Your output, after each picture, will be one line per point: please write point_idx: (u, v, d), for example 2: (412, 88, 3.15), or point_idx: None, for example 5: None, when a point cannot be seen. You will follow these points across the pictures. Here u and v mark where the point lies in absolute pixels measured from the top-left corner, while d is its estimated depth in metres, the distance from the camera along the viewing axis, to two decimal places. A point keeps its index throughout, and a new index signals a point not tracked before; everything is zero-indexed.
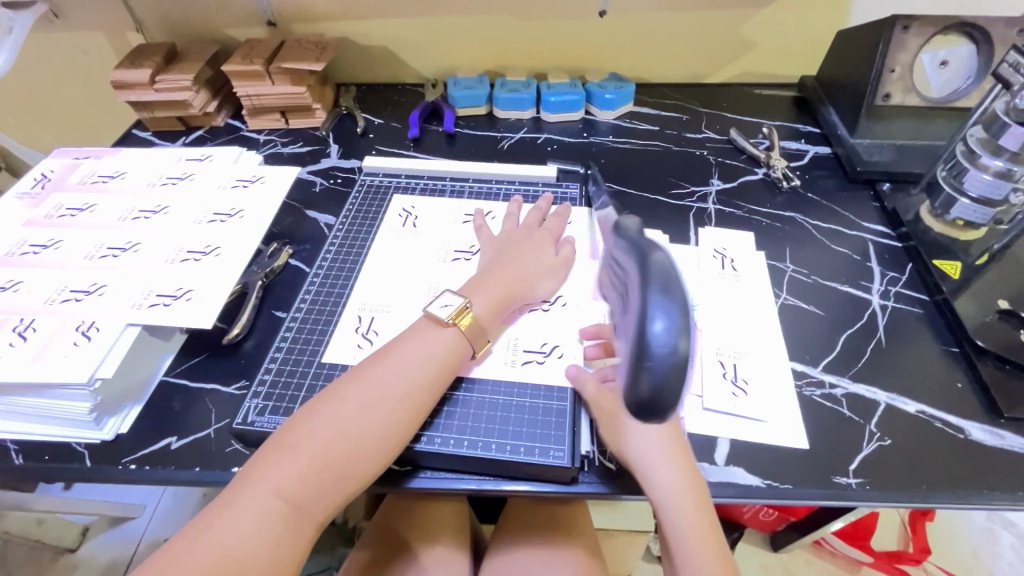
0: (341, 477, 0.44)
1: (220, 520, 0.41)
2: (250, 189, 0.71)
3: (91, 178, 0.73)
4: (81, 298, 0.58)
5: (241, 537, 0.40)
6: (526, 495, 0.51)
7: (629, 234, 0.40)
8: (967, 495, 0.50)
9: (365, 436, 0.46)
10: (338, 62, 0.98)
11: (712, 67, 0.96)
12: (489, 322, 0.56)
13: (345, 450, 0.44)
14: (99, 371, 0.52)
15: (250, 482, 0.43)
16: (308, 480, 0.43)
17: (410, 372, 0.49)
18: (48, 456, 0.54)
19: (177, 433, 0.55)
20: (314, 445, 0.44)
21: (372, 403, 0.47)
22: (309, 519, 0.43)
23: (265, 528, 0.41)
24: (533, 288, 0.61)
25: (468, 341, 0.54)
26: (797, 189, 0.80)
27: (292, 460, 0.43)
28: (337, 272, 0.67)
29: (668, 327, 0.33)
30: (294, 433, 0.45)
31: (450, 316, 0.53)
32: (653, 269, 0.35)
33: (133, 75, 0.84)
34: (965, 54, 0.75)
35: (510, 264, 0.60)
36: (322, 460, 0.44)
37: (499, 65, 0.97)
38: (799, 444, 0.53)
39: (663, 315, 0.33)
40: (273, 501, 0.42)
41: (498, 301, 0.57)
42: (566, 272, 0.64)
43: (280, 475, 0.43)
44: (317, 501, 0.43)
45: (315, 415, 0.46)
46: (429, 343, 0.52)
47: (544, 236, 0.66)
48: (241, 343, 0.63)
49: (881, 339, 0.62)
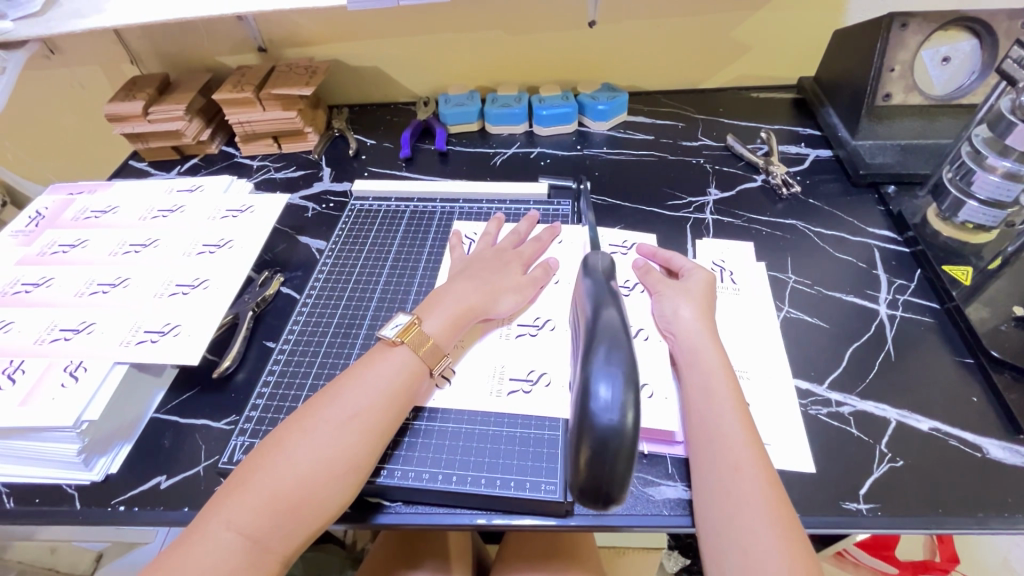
0: (301, 505, 0.44)
1: (179, 557, 0.41)
2: (240, 218, 0.71)
3: (84, 214, 0.74)
4: (70, 337, 0.58)
5: (198, 570, 0.40)
6: (524, 528, 0.50)
7: (596, 281, 0.50)
8: (986, 519, 0.47)
9: (320, 463, 0.45)
10: (330, 85, 0.98)
11: (707, 73, 0.94)
12: (446, 341, 0.55)
13: (304, 478, 0.44)
14: (86, 412, 0.52)
15: (209, 518, 0.43)
16: (263, 514, 0.42)
17: (359, 398, 0.49)
18: (38, 499, 0.53)
19: (167, 472, 0.54)
20: (270, 478, 0.44)
21: (322, 435, 0.46)
22: (268, 555, 0.42)
23: (223, 564, 0.41)
24: (493, 305, 0.59)
25: (422, 360, 0.53)
26: (798, 195, 0.77)
27: (247, 493, 0.43)
28: (326, 300, 0.66)
29: (613, 395, 0.40)
30: (252, 466, 0.45)
31: (397, 335, 0.53)
32: (604, 333, 0.44)
33: (126, 108, 0.84)
34: (967, 49, 0.72)
35: (470, 281, 0.60)
36: (276, 493, 0.43)
37: (489, 81, 0.96)
38: (805, 467, 0.51)
39: (608, 384, 0.41)
40: (231, 537, 0.42)
41: (454, 319, 0.56)
42: (534, 291, 0.63)
43: (236, 510, 0.43)
44: (276, 536, 0.42)
45: (273, 450, 0.46)
46: (383, 366, 0.51)
47: (513, 257, 0.65)
48: (232, 376, 0.62)
49: (889, 351, 0.59)
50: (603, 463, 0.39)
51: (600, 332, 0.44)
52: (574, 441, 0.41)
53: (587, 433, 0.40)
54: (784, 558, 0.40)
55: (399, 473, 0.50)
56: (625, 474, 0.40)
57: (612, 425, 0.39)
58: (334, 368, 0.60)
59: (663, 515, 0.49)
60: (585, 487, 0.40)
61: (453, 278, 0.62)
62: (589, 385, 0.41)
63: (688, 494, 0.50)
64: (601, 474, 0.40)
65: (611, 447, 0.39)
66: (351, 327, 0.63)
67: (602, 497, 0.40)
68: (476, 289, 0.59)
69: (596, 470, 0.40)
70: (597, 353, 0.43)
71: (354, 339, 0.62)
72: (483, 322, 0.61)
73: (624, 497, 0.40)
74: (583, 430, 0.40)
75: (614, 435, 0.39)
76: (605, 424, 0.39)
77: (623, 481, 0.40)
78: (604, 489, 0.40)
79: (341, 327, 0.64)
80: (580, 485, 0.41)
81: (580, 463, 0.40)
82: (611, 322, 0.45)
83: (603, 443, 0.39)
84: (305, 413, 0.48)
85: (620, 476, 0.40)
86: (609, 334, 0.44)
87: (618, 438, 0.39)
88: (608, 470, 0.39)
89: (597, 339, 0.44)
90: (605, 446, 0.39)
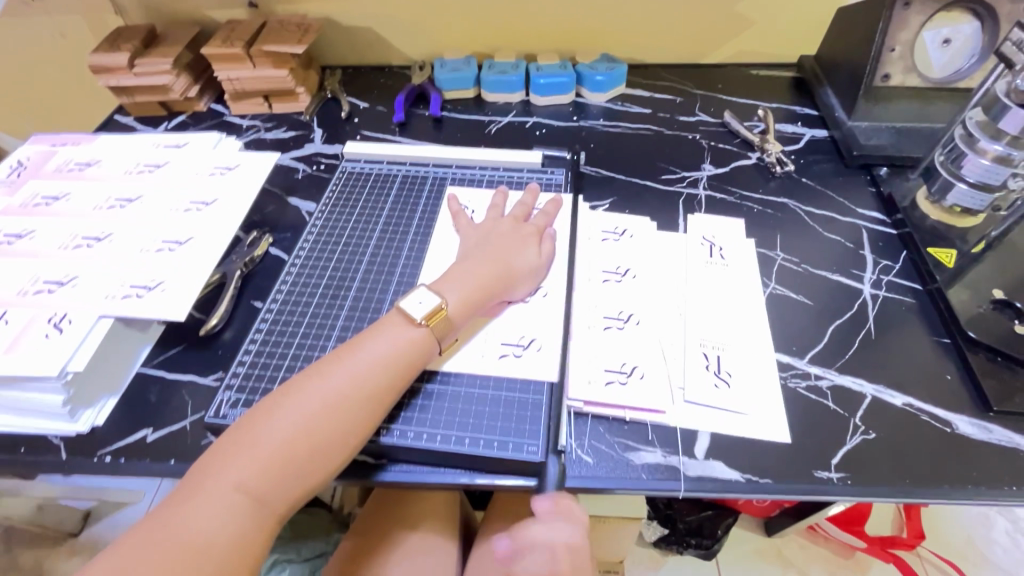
0: (300, 469, 0.45)
1: (179, 510, 0.42)
2: (228, 176, 0.70)
3: (68, 166, 0.72)
4: (54, 289, 0.58)
5: (200, 528, 0.41)
6: (506, 488, 0.51)
7: None
8: (950, 490, 0.49)
9: (323, 430, 0.46)
10: (323, 44, 0.95)
11: (708, 47, 0.92)
12: (461, 321, 0.55)
13: (305, 444, 0.45)
14: (71, 363, 0.52)
15: (208, 475, 0.43)
16: (268, 476, 0.44)
17: (362, 367, 0.49)
18: (24, 448, 0.53)
19: (153, 425, 0.55)
20: (271, 439, 0.45)
21: (325, 400, 0.47)
22: (268, 514, 0.44)
23: (224, 522, 0.42)
24: (511, 288, 0.59)
25: (436, 341, 0.53)
26: (792, 174, 0.78)
27: (252, 454, 0.44)
28: (315, 262, 0.66)
29: None
30: (256, 425, 0.46)
31: (424, 317, 0.53)
32: None
33: (111, 59, 0.82)
34: (968, 32, 0.71)
35: (491, 261, 0.59)
36: (280, 455, 0.44)
37: (487, 47, 0.94)
38: (781, 437, 0.52)
39: None
40: (237, 496, 0.43)
41: (472, 300, 0.56)
42: (546, 271, 0.63)
43: (238, 469, 0.43)
44: (277, 496, 0.44)
45: (277, 410, 0.46)
46: (393, 336, 0.51)
47: (530, 232, 0.64)
48: (220, 334, 0.62)
49: (870, 329, 0.61)
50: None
51: None
52: None
53: None
54: None
55: (385, 431, 0.51)
56: None
57: None
58: (320, 330, 0.60)
59: (640, 479, 0.50)
60: None
61: (473, 251, 0.61)
62: None
63: (667, 459, 0.51)
64: None
65: None
66: (339, 289, 0.63)
67: None
68: (487, 266, 0.59)
69: None
70: None
71: (341, 303, 0.62)
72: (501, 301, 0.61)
73: None
74: None
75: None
76: None
77: None
78: None
79: (329, 290, 0.63)
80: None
81: None
82: None
83: None
84: (310, 376, 0.48)
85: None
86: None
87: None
88: None
89: None
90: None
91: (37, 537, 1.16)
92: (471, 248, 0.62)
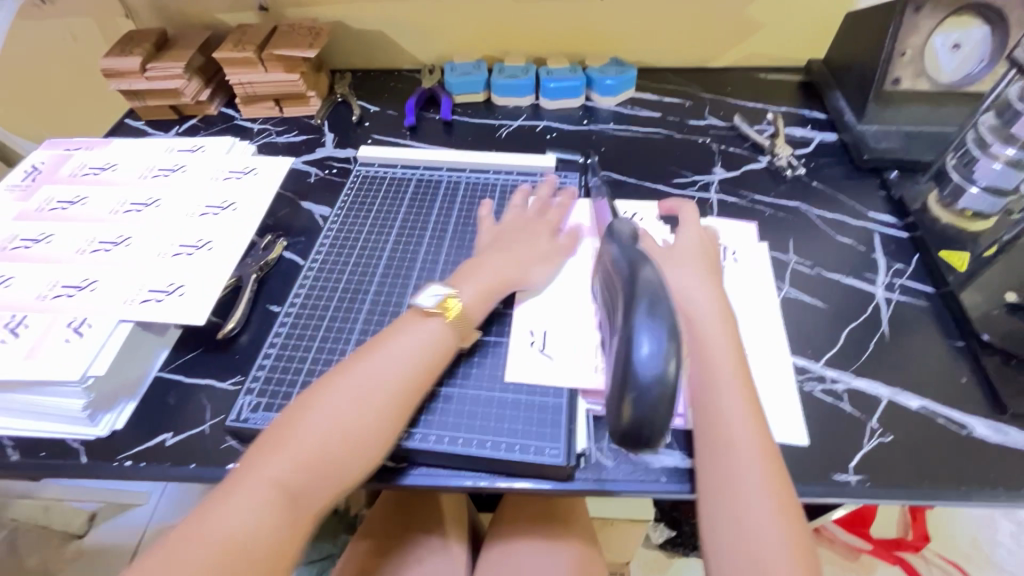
0: (333, 465, 0.45)
1: (217, 511, 0.42)
2: (243, 180, 0.70)
3: (83, 170, 0.72)
4: (73, 294, 0.58)
5: (238, 529, 0.41)
6: (526, 491, 0.51)
7: (622, 239, 0.50)
8: (968, 493, 0.50)
9: (359, 426, 0.46)
10: (333, 47, 0.95)
11: (717, 51, 0.93)
12: (478, 312, 0.56)
13: (342, 440, 0.45)
14: (92, 367, 0.52)
15: (244, 475, 0.43)
16: (304, 473, 0.44)
17: (391, 362, 0.50)
18: (44, 452, 0.53)
19: (173, 429, 0.55)
20: (311, 436, 0.45)
21: (353, 397, 0.47)
22: (304, 511, 0.44)
23: (262, 519, 0.42)
24: (527, 276, 0.61)
25: (454, 331, 0.54)
26: (802, 178, 0.78)
27: (288, 452, 0.44)
28: (331, 266, 0.66)
29: (654, 349, 0.41)
30: (291, 424, 0.46)
31: (434, 306, 0.54)
32: (642, 285, 0.44)
33: (124, 63, 0.82)
34: (978, 37, 0.72)
35: (501, 253, 0.61)
36: (314, 452, 0.44)
37: (497, 51, 0.94)
38: (799, 440, 0.53)
39: (649, 337, 0.41)
40: (272, 493, 0.43)
41: (487, 291, 0.57)
42: (561, 260, 0.64)
43: (274, 467, 0.43)
44: (311, 493, 0.44)
45: (310, 409, 0.47)
46: (417, 330, 0.52)
47: (540, 224, 0.66)
48: (237, 337, 0.62)
49: (884, 333, 0.61)
50: (647, 411, 0.41)
51: (640, 287, 0.44)
52: (615, 395, 0.43)
53: (631, 385, 0.41)
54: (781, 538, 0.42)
55: (405, 434, 0.51)
56: (664, 423, 0.42)
57: (656, 376, 0.41)
58: (339, 333, 0.60)
59: (659, 482, 0.50)
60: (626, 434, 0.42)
61: (484, 248, 0.63)
62: (629, 338, 0.42)
63: (686, 463, 0.51)
64: (645, 423, 0.41)
65: (653, 395, 0.41)
66: (357, 292, 0.64)
67: (642, 442, 0.43)
68: (505, 260, 0.60)
69: (639, 420, 0.41)
70: (638, 309, 0.43)
71: (359, 306, 0.62)
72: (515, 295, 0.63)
73: (661, 444, 0.43)
74: (626, 383, 0.42)
75: (658, 381, 0.41)
76: (646, 377, 0.41)
77: (661, 429, 0.42)
78: (645, 435, 0.42)
79: (347, 293, 0.64)
80: (621, 431, 0.43)
81: (622, 413, 0.42)
82: (650, 278, 0.44)
83: (645, 394, 0.41)
84: (341, 374, 0.49)
85: (661, 420, 0.42)
86: (648, 289, 0.44)
87: (661, 387, 0.41)
88: (648, 420, 0.42)
89: (636, 294, 0.44)
90: (647, 395, 0.41)
91: (45, 540, 1.16)
92: (482, 245, 0.64)
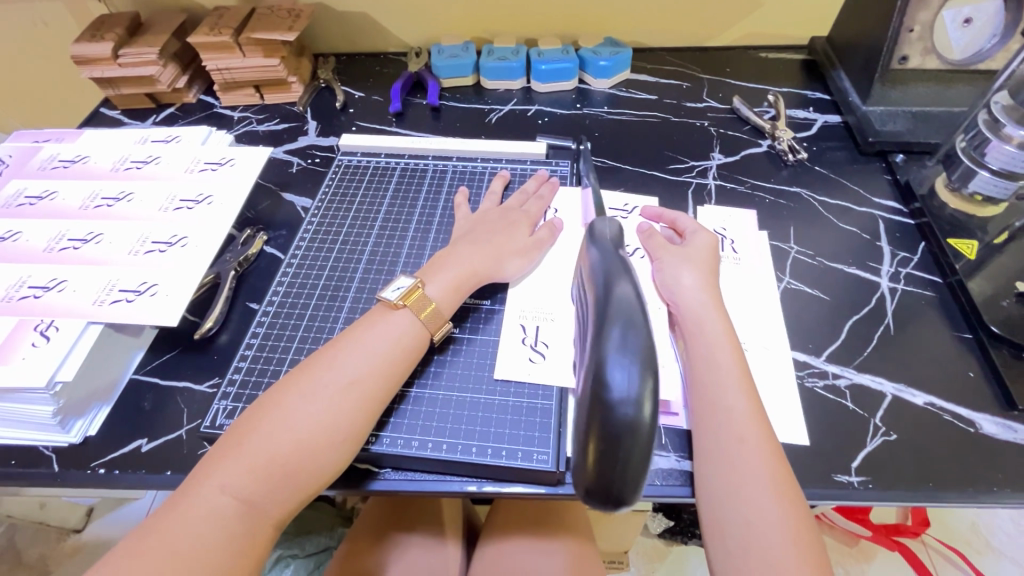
0: (295, 471, 0.43)
1: (169, 520, 0.40)
2: (219, 172, 0.67)
3: (52, 163, 0.69)
4: (40, 295, 0.56)
5: (192, 538, 0.39)
6: (515, 496, 0.49)
7: (603, 246, 0.49)
8: (974, 493, 0.48)
9: (321, 430, 0.44)
10: (315, 30, 0.91)
11: (716, 29, 0.89)
12: (447, 306, 0.54)
13: (302, 445, 0.43)
14: (60, 373, 0.50)
15: (199, 481, 0.42)
16: (262, 480, 0.42)
17: (358, 361, 0.48)
18: (15, 461, 0.51)
19: (148, 435, 0.53)
20: (267, 441, 0.43)
21: (318, 399, 0.45)
22: (265, 519, 0.42)
23: (218, 528, 0.40)
24: (500, 268, 0.58)
25: (424, 325, 0.52)
26: (804, 162, 0.75)
27: (242, 457, 0.42)
28: (312, 261, 0.64)
29: (628, 385, 0.38)
30: (246, 428, 0.44)
31: (400, 298, 0.52)
32: (616, 310, 0.42)
33: (94, 50, 0.78)
34: (993, 11, 0.67)
35: (476, 244, 0.58)
36: (273, 457, 0.42)
37: (486, 31, 0.90)
38: (799, 440, 0.51)
39: (621, 371, 0.39)
40: (226, 500, 0.41)
41: (457, 284, 0.55)
42: (538, 255, 0.61)
43: (230, 473, 0.42)
44: (269, 500, 0.42)
45: (264, 412, 0.44)
46: (386, 326, 0.50)
47: (518, 218, 0.62)
48: (215, 337, 0.60)
49: (888, 325, 0.58)
50: (614, 461, 0.38)
51: (614, 311, 0.42)
52: (581, 437, 0.40)
53: (598, 427, 0.39)
54: (786, 531, 0.41)
55: (388, 440, 0.49)
56: (637, 476, 0.38)
57: (628, 418, 0.38)
58: (320, 332, 0.57)
59: (653, 485, 0.48)
60: (593, 488, 0.39)
61: (460, 238, 0.60)
62: (600, 372, 0.40)
63: (681, 465, 0.49)
64: (613, 476, 0.38)
65: (624, 440, 0.38)
66: (337, 290, 0.61)
67: (613, 500, 0.39)
68: (481, 249, 0.58)
69: (607, 468, 0.38)
70: (610, 336, 0.41)
71: (340, 304, 0.60)
72: (503, 288, 0.60)
73: (636, 500, 0.39)
74: (593, 421, 0.39)
75: (631, 424, 0.38)
76: (619, 418, 0.38)
77: (634, 483, 0.39)
78: (615, 492, 0.38)
79: (328, 289, 0.61)
80: (588, 486, 0.39)
81: (587, 462, 0.39)
82: (626, 298, 0.43)
83: (615, 438, 0.38)
84: (302, 373, 0.47)
85: (633, 472, 0.38)
86: (624, 314, 0.42)
87: (634, 433, 0.38)
88: (618, 472, 0.38)
89: (609, 320, 0.41)
90: (617, 440, 0.38)
91: (41, 534, 1.15)
92: (461, 234, 0.61)
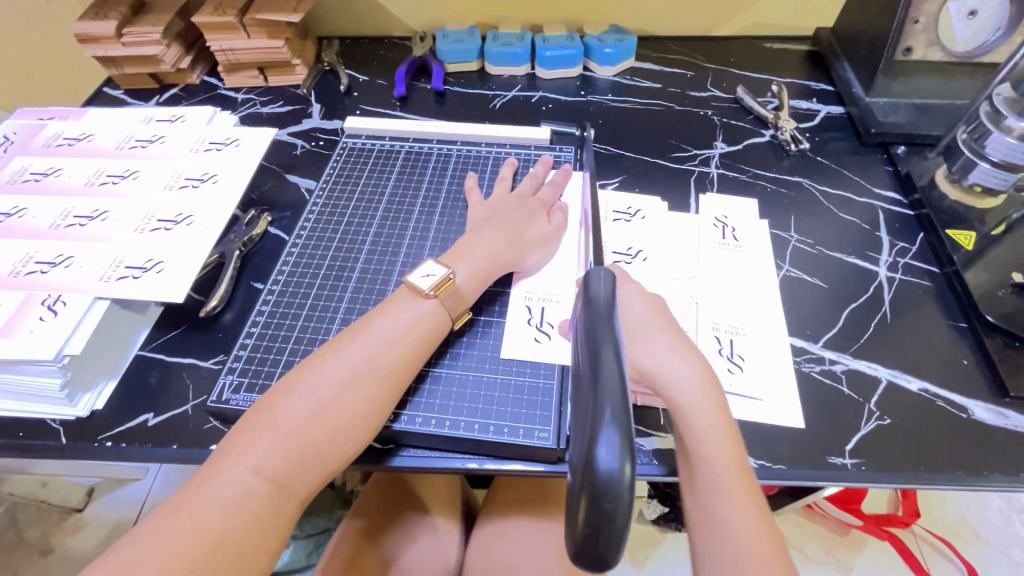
0: (321, 452, 0.44)
1: (196, 499, 0.41)
2: (224, 152, 0.67)
3: (57, 140, 0.69)
4: (47, 270, 0.56)
5: (219, 517, 0.40)
6: (515, 473, 0.50)
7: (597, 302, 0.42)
8: (964, 477, 0.49)
9: (348, 413, 0.45)
10: (320, 13, 0.91)
11: (722, 19, 0.89)
12: (471, 291, 0.55)
13: (329, 427, 0.44)
14: (68, 347, 0.50)
15: (225, 461, 0.42)
16: (289, 461, 0.43)
17: (381, 347, 0.48)
18: (21, 432, 0.52)
19: (155, 409, 0.54)
20: (293, 424, 0.44)
21: (344, 385, 0.46)
22: (290, 499, 0.43)
23: (247, 508, 0.41)
24: (522, 257, 0.59)
25: (447, 311, 0.52)
26: (806, 153, 0.75)
27: (273, 438, 0.43)
28: (316, 243, 0.64)
29: (607, 453, 0.34)
30: (272, 411, 0.44)
31: (432, 288, 0.52)
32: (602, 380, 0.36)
33: (97, 28, 0.78)
34: (997, 3, 0.67)
35: (500, 233, 0.58)
36: (300, 439, 0.43)
37: (491, 16, 0.90)
38: (795, 423, 0.52)
39: (604, 443, 0.34)
40: (255, 481, 0.42)
41: (483, 270, 0.56)
42: (556, 243, 0.62)
43: (257, 454, 0.42)
44: (296, 481, 0.43)
45: (290, 394, 0.45)
46: (409, 313, 0.51)
47: (537, 205, 0.63)
48: (220, 316, 0.60)
49: (886, 313, 0.59)
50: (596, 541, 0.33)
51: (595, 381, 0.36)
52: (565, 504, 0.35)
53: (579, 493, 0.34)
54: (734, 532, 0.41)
55: (397, 418, 0.50)
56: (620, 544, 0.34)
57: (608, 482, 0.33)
58: (324, 312, 0.58)
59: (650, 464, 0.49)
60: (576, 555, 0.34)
61: (478, 223, 0.60)
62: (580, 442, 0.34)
63: None
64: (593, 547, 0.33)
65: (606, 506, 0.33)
66: (342, 271, 0.61)
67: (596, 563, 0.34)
68: (502, 236, 0.58)
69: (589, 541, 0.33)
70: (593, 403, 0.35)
71: (345, 284, 0.60)
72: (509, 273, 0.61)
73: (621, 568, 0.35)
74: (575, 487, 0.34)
75: (611, 486, 0.33)
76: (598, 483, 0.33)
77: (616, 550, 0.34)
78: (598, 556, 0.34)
79: (332, 270, 0.62)
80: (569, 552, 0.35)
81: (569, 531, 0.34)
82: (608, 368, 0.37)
83: (597, 503, 0.33)
84: (326, 357, 0.47)
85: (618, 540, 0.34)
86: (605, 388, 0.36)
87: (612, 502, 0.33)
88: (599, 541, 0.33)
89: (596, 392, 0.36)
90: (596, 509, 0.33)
91: (41, 513, 1.16)
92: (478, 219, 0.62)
